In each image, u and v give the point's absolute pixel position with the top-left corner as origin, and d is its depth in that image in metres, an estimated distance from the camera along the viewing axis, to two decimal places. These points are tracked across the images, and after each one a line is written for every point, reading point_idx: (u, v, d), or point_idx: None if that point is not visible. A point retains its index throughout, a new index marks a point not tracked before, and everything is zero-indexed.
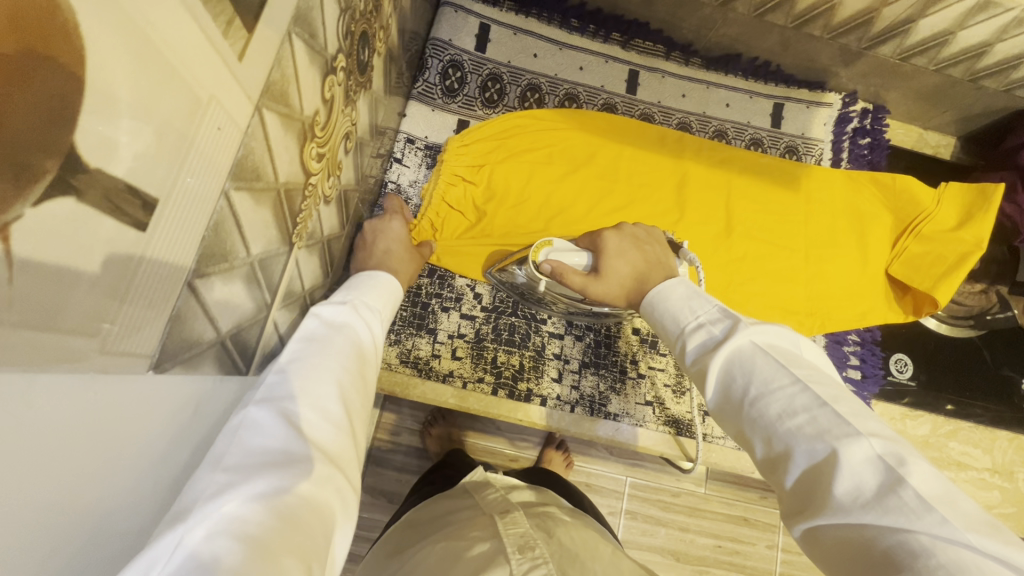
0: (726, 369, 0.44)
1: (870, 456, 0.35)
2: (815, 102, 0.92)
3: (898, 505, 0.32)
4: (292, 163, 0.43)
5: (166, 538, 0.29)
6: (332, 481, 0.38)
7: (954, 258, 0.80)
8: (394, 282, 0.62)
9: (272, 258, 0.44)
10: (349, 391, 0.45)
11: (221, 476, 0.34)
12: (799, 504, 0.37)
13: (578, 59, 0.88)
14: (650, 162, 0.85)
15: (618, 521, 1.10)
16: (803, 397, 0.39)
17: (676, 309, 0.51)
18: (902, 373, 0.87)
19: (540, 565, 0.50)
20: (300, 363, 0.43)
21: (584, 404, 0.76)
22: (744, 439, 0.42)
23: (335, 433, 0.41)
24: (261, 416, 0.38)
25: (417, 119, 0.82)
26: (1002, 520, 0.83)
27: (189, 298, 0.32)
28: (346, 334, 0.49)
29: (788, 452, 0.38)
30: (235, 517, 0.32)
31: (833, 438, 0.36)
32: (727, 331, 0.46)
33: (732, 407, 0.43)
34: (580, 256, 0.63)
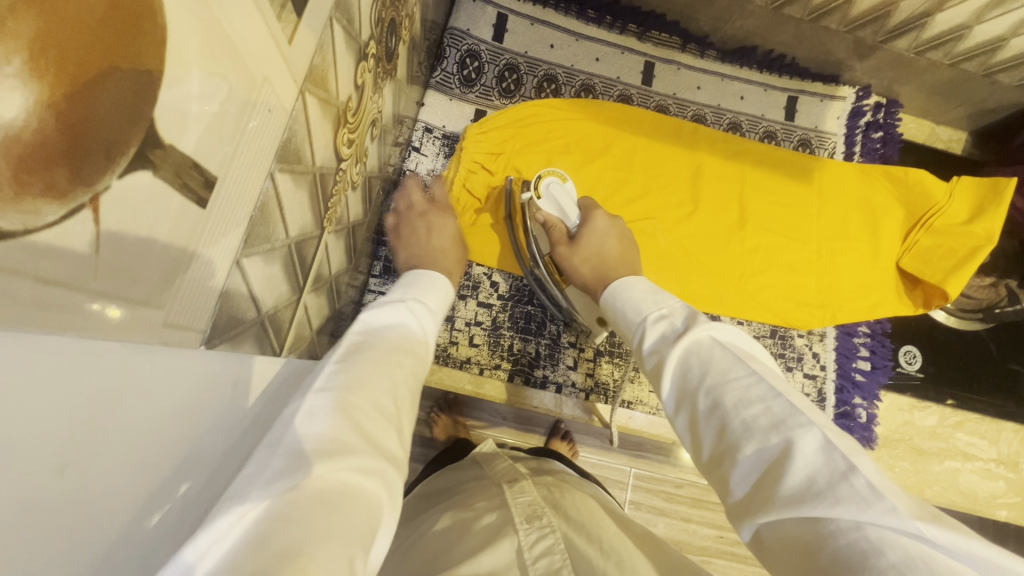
0: (684, 358, 0.46)
1: (819, 444, 0.35)
2: (828, 96, 0.92)
3: (849, 492, 0.32)
4: (327, 147, 0.43)
5: (219, 522, 0.26)
6: (386, 477, 0.33)
7: (965, 252, 0.81)
8: (438, 279, 0.62)
9: (306, 241, 0.45)
10: (402, 391, 0.42)
11: (279, 460, 0.30)
12: (745, 498, 0.37)
13: (594, 50, 0.88)
14: (665, 152, 0.86)
15: (623, 511, 1.12)
16: (758, 388, 0.40)
17: (640, 301, 0.55)
18: (910, 364, 0.88)
19: (546, 534, 0.52)
20: (356, 355, 0.41)
21: (599, 392, 0.78)
22: (698, 434, 0.43)
23: (387, 424, 0.37)
24: (317, 403, 0.35)
25: (434, 109, 0.82)
26: (1007, 510, 0.85)
27: (237, 278, 0.33)
28: (400, 339, 0.47)
29: (738, 444, 0.39)
30: (288, 500, 0.28)
31: (787, 428, 0.37)
32: (686, 325, 0.48)
33: (691, 398, 0.44)
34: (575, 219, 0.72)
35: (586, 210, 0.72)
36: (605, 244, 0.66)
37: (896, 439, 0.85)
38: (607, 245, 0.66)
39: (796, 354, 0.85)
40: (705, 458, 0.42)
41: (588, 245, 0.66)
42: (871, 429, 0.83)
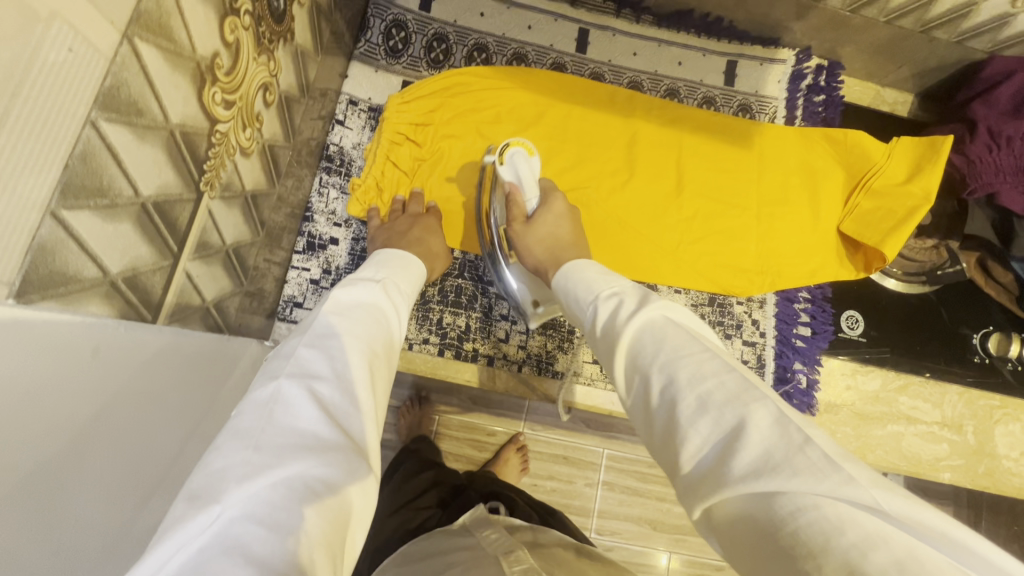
0: (639, 335, 0.44)
1: (773, 416, 0.34)
2: (768, 59, 0.91)
3: (807, 465, 0.31)
4: (187, 104, 0.42)
5: (201, 519, 0.29)
6: (361, 472, 0.36)
7: (903, 213, 0.80)
8: (409, 261, 0.63)
9: (174, 203, 0.43)
10: (375, 376, 0.45)
11: (255, 458, 0.33)
12: (698, 477, 0.35)
13: (526, 18, 0.86)
14: (600, 120, 0.84)
15: (596, 491, 1.11)
16: (712, 364, 0.39)
17: (591, 280, 0.54)
18: (853, 329, 0.87)
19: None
20: (332, 340, 0.43)
21: (531, 363, 0.77)
22: (650, 412, 0.41)
23: (364, 418, 0.40)
24: (292, 397, 0.37)
25: (359, 81, 0.81)
26: (952, 472, 0.84)
27: (58, 231, 0.32)
28: (372, 319, 0.49)
29: (693, 421, 0.36)
30: (268, 499, 0.31)
31: (742, 403, 0.36)
32: (638, 304, 0.47)
33: (643, 377, 0.42)
34: (534, 197, 0.70)
35: (546, 191, 0.71)
36: (559, 227, 0.66)
37: (839, 404, 0.84)
38: (562, 229, 0.66)
39: (735, 321, 0.84)
40: (656, 437, 0.39)
41: (542, 227, 0.66)
42: (811, 395, 0.83)
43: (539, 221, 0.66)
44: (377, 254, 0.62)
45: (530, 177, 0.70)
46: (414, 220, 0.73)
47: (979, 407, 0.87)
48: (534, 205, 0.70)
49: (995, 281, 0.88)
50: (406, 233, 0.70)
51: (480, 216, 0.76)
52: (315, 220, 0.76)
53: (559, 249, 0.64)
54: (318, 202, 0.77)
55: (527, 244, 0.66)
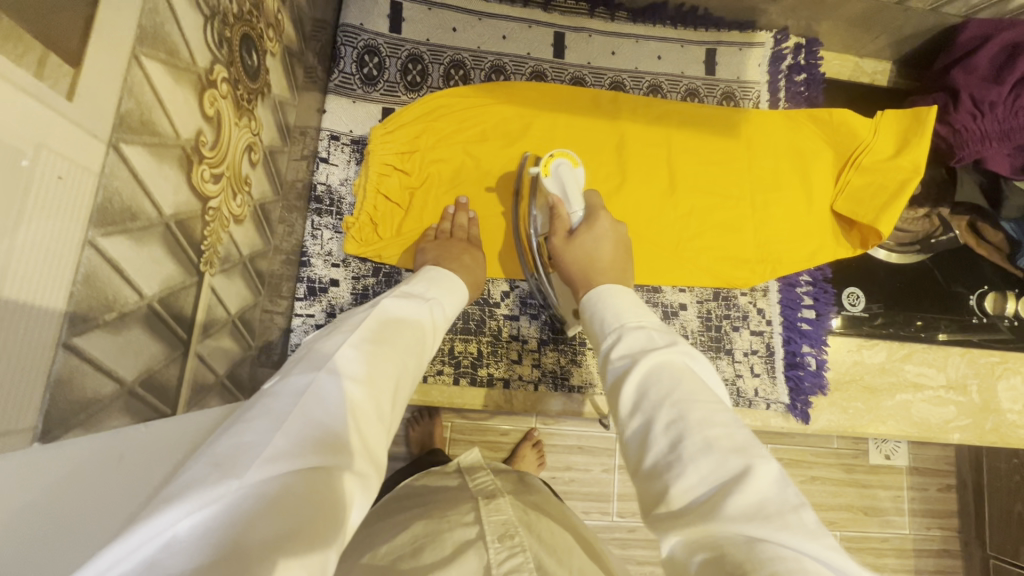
0: (656, 369, 0.44)
1: (773, 476, 0.35)
2: (747, 43, 0.90)
3: (798, 523, 0.31)
4: (178, 192, 0.40)
5: (218, 487, 0.29)
6: (367, 483, 0.35)
7: (895, 187, 0.81)
8: (456, 282, 0.62)
9: (178, 293, 0.42)
10: (400, 390, 0.43)
11: (279, 440, 0.32)
12: (686, 510, 0.34)
13: (500, 28, 0.84)
14: (586, 126, 0.83)
15: (614, 477, 1.14)
16: (723, 415, 0.39)
17: (620, 310, 0.52)
18: (855, 306, 0.88)
19: (517, 554, 0.48)
20: (372, 342, 0.43)
21: (547, 381, 0.77)
22: (644, 438, 0.40)
23: (381, 427, 0.39)
24: (325, 391, 0.36)
25: (338, 114, 0.78)
26: (960, 433, 0.87)
27: (71, 359, 0.31)
28: (413, 337, 0.48)
29: (692, 457, 0.36)
30: (280, 486, 0.30)
31: (747, 455, 0.36)
32: (665, 344, 0.46)
33: (644, 406, 0.42)
34: (578, 207, 0.69)
35: (592, 205, 0.69)
36: (601, 245, 0.64)
37: (848, 380, 0.86)
38: (603, 249, 0.64)
39: (741, 313, 0.85)
40: (647, 466, 0.39)
41: (582, 244, 0.64)
42: (822, 375, 0.84)
43: (581, 238, 0.65)
44: (425, 271, 0.61)
45: (575, 188, 0.69)
46: (465, 247, 0.71)
47: (981, 365, 0.89)
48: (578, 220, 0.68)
49: (986, 241, 0.91)
50: (459, 256, 0.68)
51: (518, 223, 0.77)
52: (312, 263, 0.75)
53: (593, 270, 0.61)
54: (313, 244, 0.75)
55: (565, 261, 0.64)
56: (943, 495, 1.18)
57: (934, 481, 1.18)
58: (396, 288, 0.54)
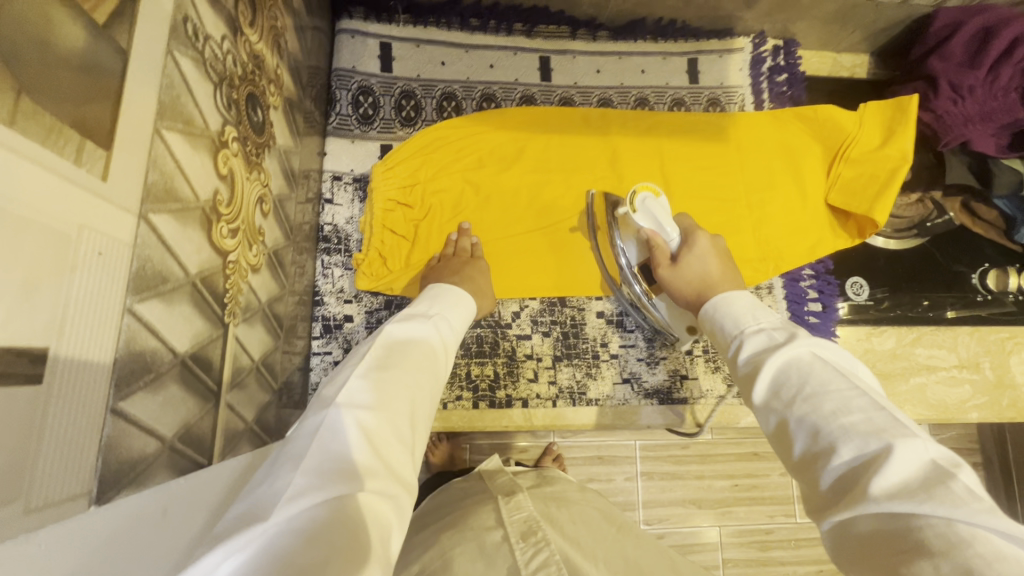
0: (783, 369, 0.46)
1: (917, 452, 0.36)
2: (726, 50, 0.92)
3: (946, 493, 0.33)
4: (201, 251, 0.42)
5: (252, 528, 0.30)
6: (395, 503, 0.36)
7: (885, 175, 0.82)
8: (463, 298, 0.64)
9: (206, 346, 0.43)
10: (417, 411, 0.45)
11: (301, 477, 0.33)
12: (835, 494, 0.37)
13: (487, 57, 0.87)
14: (579, 144, 0.85)
15: (638, 484, 1.15)
16: (859, 400, 0.41)
17: (739, 314, 0.56)
18: (859, 295, 0.89)
19: (542, 548, 0.52)
20: (379, 371, 0.44)
21: (564, 396, 0.78)
22: (787, 435, 0.43)
23: (403, 449, 0.40)
24: (339, 424, 0.38)
25: (339, 155, 0.81)
26: (977, 411, 0.87)
27: (119, 423, 0.33)
28: (420, 356, 0.50)
29: (833, 447, 0.39)
30: (309, 519, 0.31)
31: (886, 436, 0.37)
32: (787, 339, 0.49)
33: (779, 405, 0.45)
34: (673, 231, 0.71)
35: (686, 228, 0.71)
36: (706, 264, 0.66)
37: None
38: (710, 265, 0.66)
39: None
40: (794, 459, 0.42)
41: (689, 267, 0.67)
42: None
43: (686, 260, 0.68)
44: (430, 290, 0.63)
45: (666, 217, 0.71)
46: (466, 261, 0.73)
47: (991, 342, 0.89)
48: (675, 243, 0.70)
49: (981, 218, 0.92)
50: (458, 270, 0.71)
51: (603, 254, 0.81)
52: (325, 301, 0.76)
53: (708, 289, 0.64)
54: (325, 283, 0.77)
55: (676, 287, 0.67)
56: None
57: (960, 460, 1.18)
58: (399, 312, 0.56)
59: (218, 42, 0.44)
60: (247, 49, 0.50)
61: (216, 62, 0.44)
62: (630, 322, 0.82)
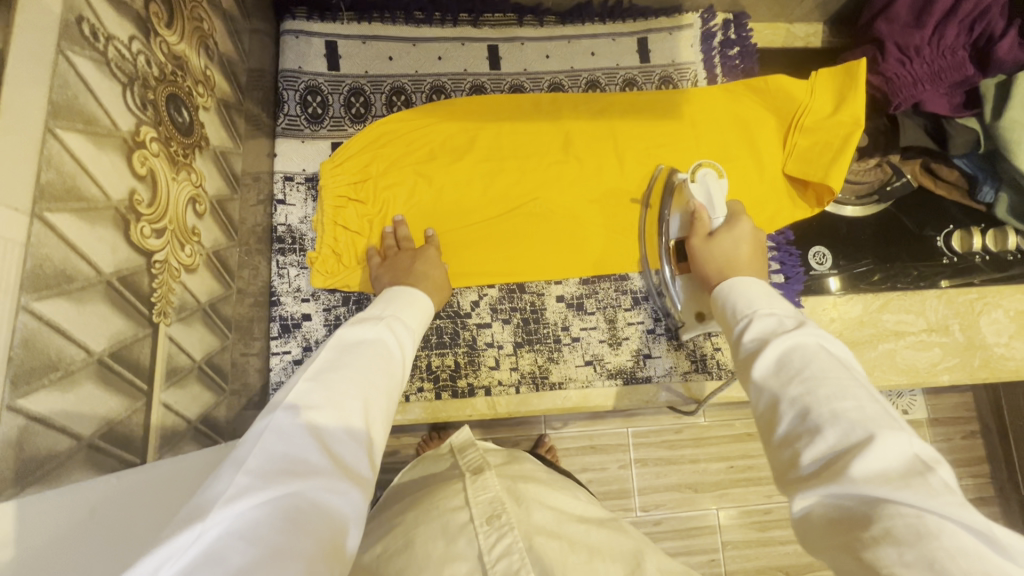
0: (786, 353, 0.46)
1: (900, 446, 0.36)
2: (675, 27, 0.92)
3: (924, 485, 0.34)
4: (118, 250, 0.42)
5: (188, 533, 0.30)
6: (349, 498, 0.36)
7: (839, 142, 0.82)
8: (421, 298, 0.63)
9: (130, 346, 0.44)
10: (377, 404, 0.44)
11: (242, 479, 0.34)
12: (812, 471, 0.38)
13: (435, 49, 0.87)
14: (530, 131, 0.85)
15: (631, 471, 1.14)
16: (853, 391, 0.41)
17: (754, 300, 0.55)
18: (822, 265, 0.89)
19: (506, 534, 0.50)
20: (333, 369, 0.44)
21: (527, 382, 0.78)
22: (773, 412, 0.43)
23: (359, 445, 0.40)
24: (286, 425, 0.38)
25: (289, 156, 0.81)
26: (949, 373, 0.86)
27: (19, 420, 0.33)
28: (380, 353, 0.48)
29: (819, 428, 0.39)
30: (249, 521, 0.31)
31: (873, 426, 0.38)
32: (796, 326, 0.49)
33: (776, 381, 0.45)
34: (720, 214, 0.73)
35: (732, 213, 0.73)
36: (739, 248, 0.68)
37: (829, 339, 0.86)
38: (742, 251, 0.68)
39: None
40: (775, 435, 0.42)
41: (721, 245, 0.69)
42: None
43: (721, 240, 0.69)
44: (391, 290, 0.63)
45: (720, 198, 0.74)
46: (413, 254, 0.74)
47: (960, 303, 0.88)
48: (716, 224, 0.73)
49: (942, 180, 0.92)
50: (411, 268, 0.71)
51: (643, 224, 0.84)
52: (282, 301, 0.76)
53: (732, 269, 0.66)
54: (281, 283, 0.77)
55: (702, 259, 0.69)
56: (967, 442, 1.17)
57: (956, 429, 1.17)
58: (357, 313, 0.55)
59: (123, 42, 0.44)
60: (164, 49, 0.51)
61: (122, 62, 0.44)
62: (591, 305, 0.82)
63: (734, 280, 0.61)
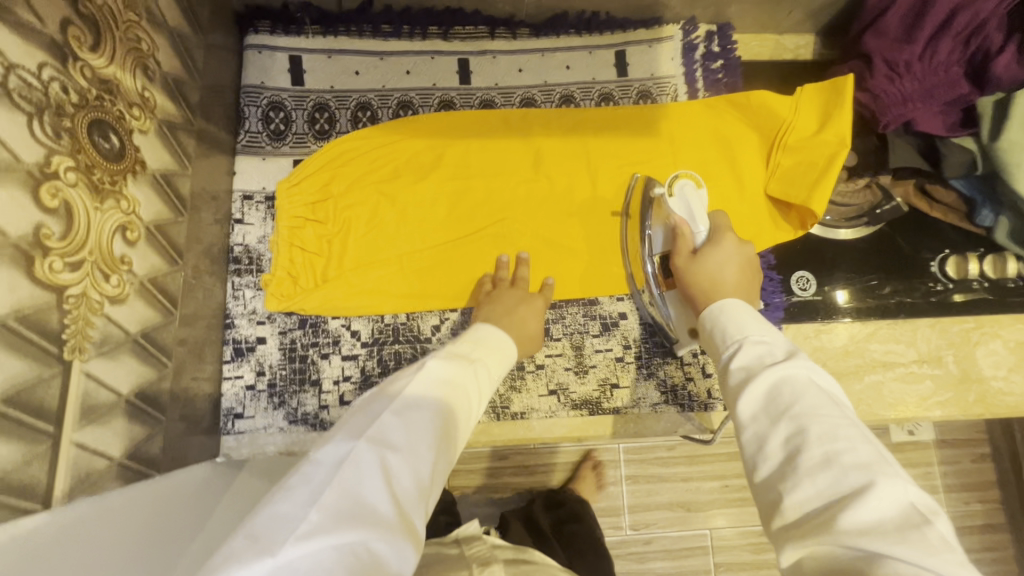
0: (776, 386, 0.46)
1: (895, 492, 0.37)
2: (655, 39, 0.88)
3: (920, 539, 0.33)
4: (15, 288, 0.40)
5: (255, 563, 0.32)
6: (404, 552, 0.36)
7: (823, 162, 0.77)
8: (506, 342, 0.62)
9: (30, 388, 0.42)
10: (445, 451, 0.45)
11: (313, 516, 0.35)
12: (807, 518, 0.38)
13: (404, 63, 0.84)
14: (499, 147, 0.82)
15: (621, 488, 1.11)
16: (847, 430, 0.41)
17: (746, 326, 0.55)
18: (805, 290, 0.84)
19: None
20: (413, 407, 0.45)
21: (487, 411, 0.75)
22: (765, 451, 0.44)
23: (421, 494, 0.41)
24: (366, 458, 0.40)
25: (249, 174, 0.79)
26: (942, 408, 0.81)
27: None
28: (457, 396, 0.50)
29: (813, 471, 0.39)
30: (311, 563, 0.33)
31: (868, 472, 0.38)
32: (785, 357, 0.49)
33: (767, 419, 0.45)
34: (703, 227, 0.71)
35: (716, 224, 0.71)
36: (724, 271, 0.66)
37: None
38: (728, 273, 0.66)
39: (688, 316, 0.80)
40: (767, 473, 0.43)
41: (707, 265, 0.67)
42: None
43: (705, 260, 0.67)
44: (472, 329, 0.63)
45: (701, 209, 0.72)
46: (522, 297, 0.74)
47: (955, 333, 0.83)
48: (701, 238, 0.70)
49: (939, 203, 0.86)
50: (512, 309, 0.71)
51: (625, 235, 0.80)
52: (237, 324, 0.74)
53: (715, 295, 0.64)
54: (236, 305, 0.75)
55: (686, 282, 0.68)
56: (977, 466, 1.11)
57: (964, 452, 1.11)
58: (443, 348, 0.57)
59: (29, 70, 0.42)
60: (88, 74, 0.49)
61: (27, 91, 0.42)
62: (557, 330, 0.78)
63: (725, 302, 0.60)
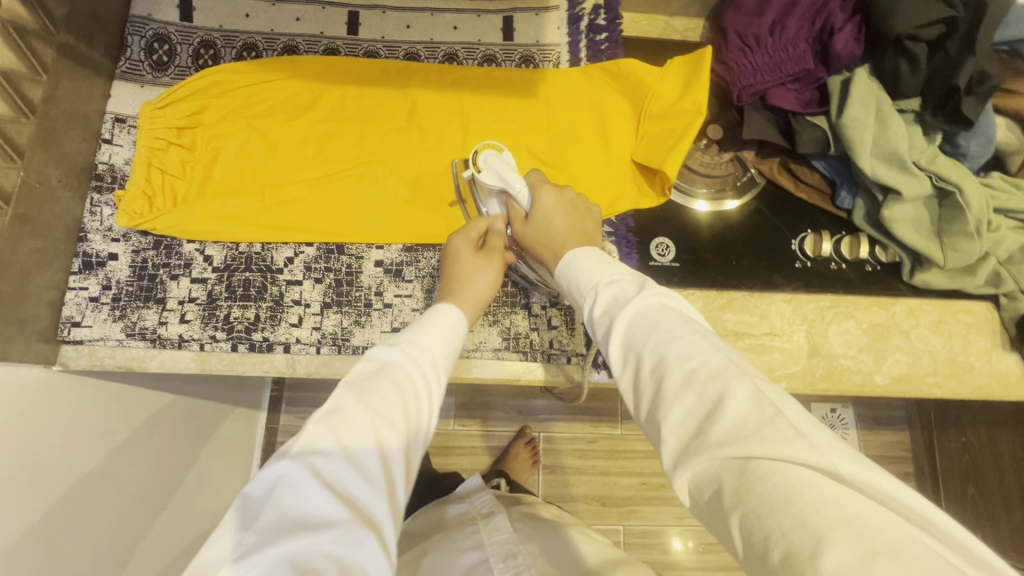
0: (632, 322, 0.50)
1: (749, 394, 0.40)
2: (542, 8, 0.91)
3: (775, 434, 0.37)
4: None
5: None
6: (364, 545, 0.39)
7: (681, 129, 0.82)
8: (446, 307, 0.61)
9: None
10: (392, 442, 0.46)
11: (251, 537, 0.38)
12: (684, 446, 0.40)
13: (293, 11, 0.87)
14: (375, 95, 0.85)
15: (538, 477, 1.19)
16: (699, 345, 0.45)
17: (593, 274, 0.57)
18: (664, 256, 0.84)
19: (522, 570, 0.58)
20: (343, 411, 0.46)
21: (328, 343, 0.76)
22: (639, 388, 0.47)
23: (374, 490, 0.43)
24: (299, 473, 0.41)
25: (124, 99, 0.81)
26: (789, 381, 0.81)
27: None
28: (392, 386, 0.50)
29: (676, 395, 0.42)
30: None
31: (722, 381, 0.41)
32: (636, 291, 0.52)
33: (637, 361, 0.48)
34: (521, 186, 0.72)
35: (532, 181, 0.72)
36: (554, 221, 0.68)
37: None
38: (557, 223, 0.68)
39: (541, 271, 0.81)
40: (646, 408, 0.45)
41: (538, 221, 0.69)
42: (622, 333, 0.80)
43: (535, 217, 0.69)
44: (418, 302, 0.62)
45: (510, 171, 0.72)
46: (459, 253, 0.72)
47: (809, 310, 0.83)
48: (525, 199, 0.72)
49: (804, 182, 0.88)
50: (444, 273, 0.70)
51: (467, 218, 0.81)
52: (90, 239, 0.76)
53: (551, 245, 0.67)
54: (92, 221, 0.76)
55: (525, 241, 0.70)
56: None
57: None
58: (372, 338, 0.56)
59: None
60: None
61: None
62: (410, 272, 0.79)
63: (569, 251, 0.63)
